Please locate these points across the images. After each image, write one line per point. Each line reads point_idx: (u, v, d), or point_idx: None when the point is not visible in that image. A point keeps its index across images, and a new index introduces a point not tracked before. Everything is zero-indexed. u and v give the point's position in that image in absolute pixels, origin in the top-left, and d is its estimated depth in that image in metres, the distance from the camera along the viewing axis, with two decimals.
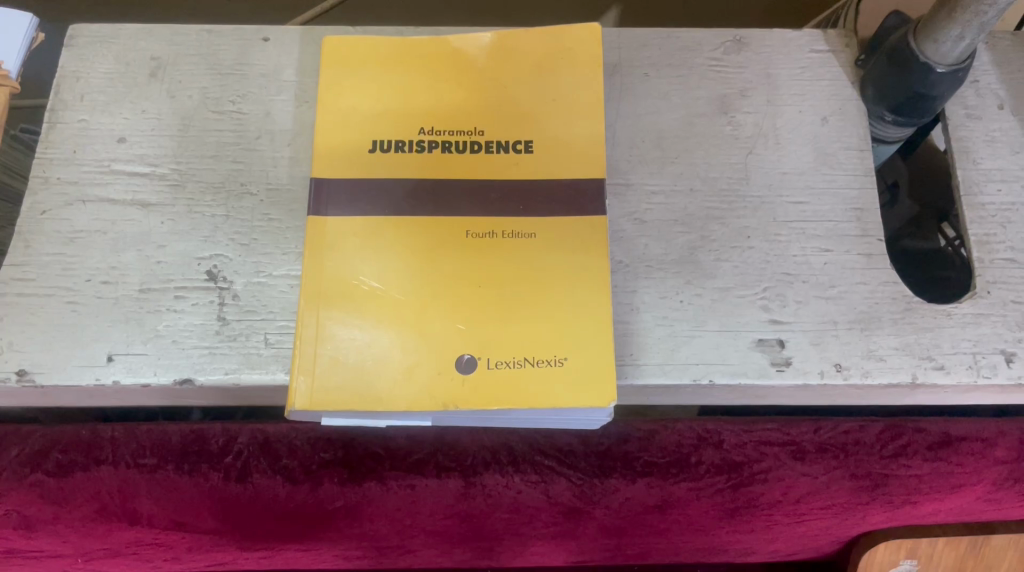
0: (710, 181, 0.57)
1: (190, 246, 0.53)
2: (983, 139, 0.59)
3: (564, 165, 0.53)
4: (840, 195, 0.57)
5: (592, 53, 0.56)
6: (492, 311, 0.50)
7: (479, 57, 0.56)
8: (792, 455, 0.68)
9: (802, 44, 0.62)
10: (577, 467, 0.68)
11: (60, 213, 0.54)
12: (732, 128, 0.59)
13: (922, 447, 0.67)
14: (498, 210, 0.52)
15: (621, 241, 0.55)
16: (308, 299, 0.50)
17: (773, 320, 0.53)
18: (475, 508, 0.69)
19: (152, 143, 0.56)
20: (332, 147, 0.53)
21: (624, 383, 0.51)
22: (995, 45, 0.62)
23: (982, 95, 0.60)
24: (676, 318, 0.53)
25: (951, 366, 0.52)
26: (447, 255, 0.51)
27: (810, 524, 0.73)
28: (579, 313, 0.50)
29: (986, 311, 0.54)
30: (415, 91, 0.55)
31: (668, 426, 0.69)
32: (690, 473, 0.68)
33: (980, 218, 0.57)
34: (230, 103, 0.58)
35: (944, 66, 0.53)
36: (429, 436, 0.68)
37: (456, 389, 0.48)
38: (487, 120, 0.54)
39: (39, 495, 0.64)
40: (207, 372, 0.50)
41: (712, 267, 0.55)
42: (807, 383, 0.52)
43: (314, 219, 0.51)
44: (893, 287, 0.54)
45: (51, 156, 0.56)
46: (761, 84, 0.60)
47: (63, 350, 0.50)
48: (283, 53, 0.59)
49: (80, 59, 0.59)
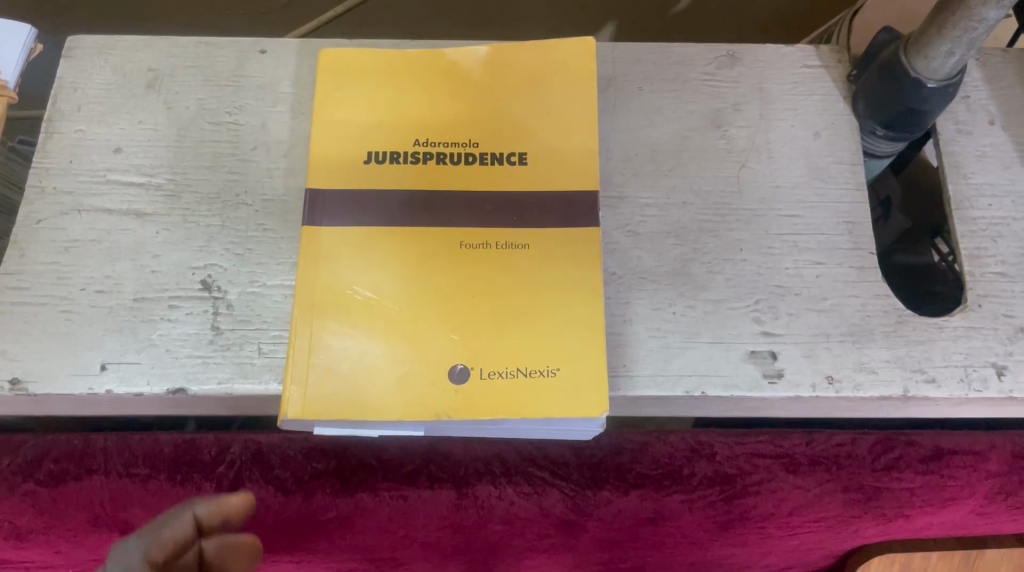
0: (703, 194, 0.58)
1: (185, 255, 0.54)
2: (975, 154, 0.59)
3: (557, 178, 0.53)
4: (832, 208, 0.57)
5: (587, 66, 0.56)
6: (485, 322, 0.50)
7: (475, 71, 0.56)
8: (785, 468, 0.68)
9: (794, 59, 0.62)
10: (570, 479, 0.68)
11: (56, 222, 0.54)
12: (725, 142, 0.59)
13: (914, 460, 0.67)
14: (491, 221, 0.53)
15: (615, 252, 0.56)
16: (302, 309, 0.50)
17: (765, 332, 0.53)
18: (468, 520, 0.68)
19: (147, 153, 0.57)
20: (327, 158, 0.54)
21: (615, 394, 0.52)
22: (986, 61, 0.63)
23: (973, 111, 0.61)
24: (669, 330, 0.53)
25: (943, 379, 0.52)
26: (442, 265, 0.51)
27: (802, 537, 0.73)
28: (570, 324, 0.50)
29: (977, 324, 0.54)
30: (410, 104, 0.55)
31: (661, 438, 0.69)
32: (682, 485, 0.67)
33: (971, 232, 0.57)
34: (227, 114, 0.58)
35: (934, 82, 0.54)
36: (421, 447, 0.68)
37: (449, 399, 0.48)
38: (482, 132, 0.55)
39: (31, 504, 0.64)
40: (200, 381, 0.50)
41: (705, 278, 0.55)
42: (800, 396, 0.52)
43: (309, 230, 0.52)
44: (886, 300, 0.54)
45: (47, 166, 0.56)
46: (754, 99, 0.61)
47: (56, 358, 0.51)
48: (279, 65, 0.60)
49: (77, 71, 0.60)
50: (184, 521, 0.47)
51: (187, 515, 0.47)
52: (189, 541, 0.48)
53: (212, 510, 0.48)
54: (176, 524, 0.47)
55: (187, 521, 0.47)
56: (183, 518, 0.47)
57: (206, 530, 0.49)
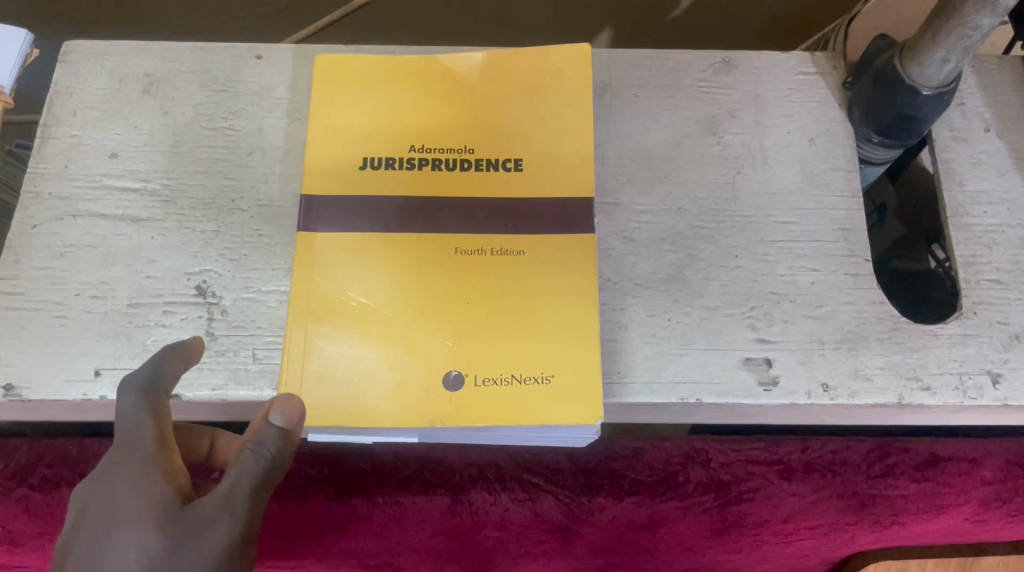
0: (698, 200, 0.58)
1: (180, 260, 0.54)
2: (970, 161, 0.60)
3: (552, 185, 0.53)
4: (827, 215, 0.57)
5: (583, 73, 0.56)
6: (479, 328, 0.50)
7: (471, 76, 0.56)
8: (780, 475, 0.67)
9: (790, 66, 0.63)
10: (564, 485, 0.67)
11: (51, 228, 0.54)
12: (720, 149, 0.59)
13: (909, 467, 0.67)
14: (487, 227, 0.53)
15: (610, 258, 0.56)
16: (297, 314, 0.50)
17: (760, 339, 0.53)
18: (463, 526, 0.68)
19: (142, 158, 0.57)
20: (322, 165, 0.54)
21: (610, 400, 0.52)
22: (982, 68, 0.63)
23: (969, 118, 0.61)
24: (663, 336, 0.53)
25: (937, 387, 0.52)
26: (437, 271, 0.51)
27: (797, 543, 0.73)
28: (565, 331, 0.50)
29: (972, 331, 0.54)
30: (406, 109, 0.55)
31: (656, 444, 0.69)
32: (677, 491, 0.67)
33: (966, 239, 0.57)
34: (222, 120, 0.58)
35: (929, 89, 0.54)
36: (416, 453, 0.68)
37: (443, 405, 0.48)
38: (477, 138, 0.55)
39: (25, 509, 0.64)
40: (194, 388, 0.50)
41: (700, 285, 0.55)
42: (794, 403, 0.52)
43: (305, 235, 0.52)
44: (880, 307, 0.54)
45: (42, 171, 0.56)
46: (750, 105, 0.61)
47: (50, 364, 0.50)
48: (275, 71, 0.60)
49: (73, 75, 0.60)
50: (177, 369, 0.45)
51: (180, 360, 0.45)
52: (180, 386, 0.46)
53: (191, 352, 0.46)
54: (171, 370, 0.44)
55: (181, 365, 0.45)
56: (176, 362, 0.45)
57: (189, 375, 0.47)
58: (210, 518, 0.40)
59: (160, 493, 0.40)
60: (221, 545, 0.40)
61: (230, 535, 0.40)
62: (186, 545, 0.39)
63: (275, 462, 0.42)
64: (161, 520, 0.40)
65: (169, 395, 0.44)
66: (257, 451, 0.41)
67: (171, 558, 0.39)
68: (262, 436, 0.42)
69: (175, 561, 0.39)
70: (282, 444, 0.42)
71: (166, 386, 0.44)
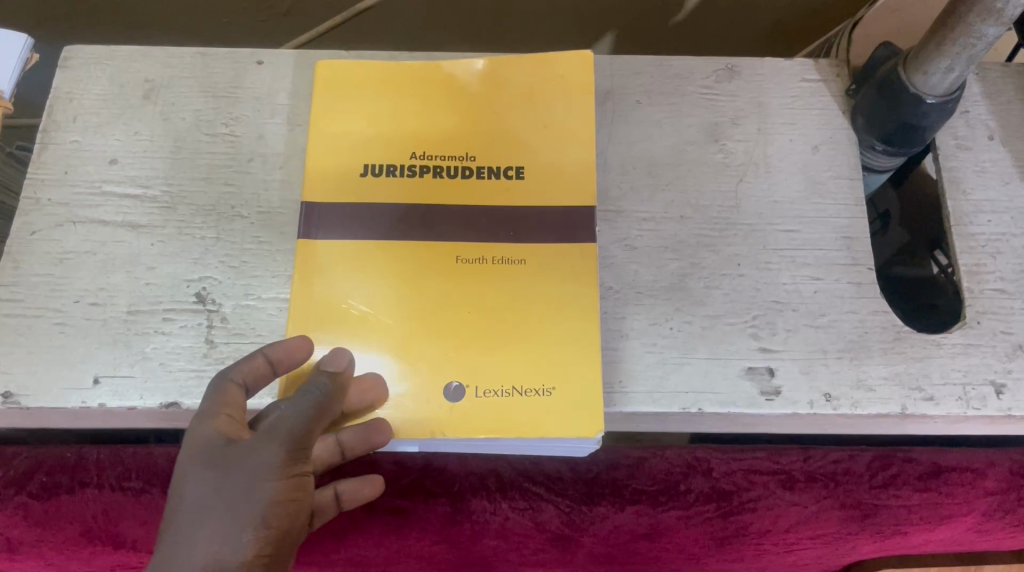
0: (701, 208, 0.57)
1: (180, 267, 0.53)
2: (974, 169, 0.59)
3: (556, 193, 0.53)
4: (830, 223, 0.57)
5: (586, 80, 0.56)
6: (481, 338, 0.50)
7: (473, 84, 0.56)
8: (782, 485, 0.67)
9: (794, 73, 0.62)
10: (564, 495, 0.67)
11: (51, 234, 0.54)
12: (723, 156, 0.59)
13: (912, 477, 0.67)
14: (490, 236, 0.52)
15: (611, 267, 0.55)
16: (297, 323, 0.50)
17: (763, 348, 0.53)
18: (464, 535, 0.69)
19: (143, 164, 0.57)
20: (323, 172, 0.53)
21: (612, 410, 0.51)
22: (986, 76, 0.63)
23: (973, 126, 0.61)
24: (665, 345, 0.53)
25: (941, 398, 0.52)
26: (440, 279, 0.51)
27: (799, 552, 0.73)
28: (566, 343, 0.49)
29: (975, 341, 0.53)
30: (408, 117, 0.55)
31: (658, 453, 0.69)
32: (679, 501, 0.67)
33: (970, 248, 0.57)
34: (223, 126, 0.58)
35: (934, 98, 0.53)
36: (416, 461, 0.67)
37: (444, 416, 0.48)
38: (479, 146, 0.55)
39: (24, 517, 0.64)
40: (194, 396, 0.50)
41: (702, 294, 0.55)
42: (796, 412, 0.52)
43: (305, 243, 0.51)
44: (883, 316, 0.54)
45: (42, 177, 0.56)
46: (753, 113, 0.61)
47: (49, 372, 0.50)
48: (276, 77, 0.60)
49: (73, 81, 0.59)
50: (255, 362, 0.45)
51: (259, 357, 0.45)
52: (266, 379, 0.47)
53: (278, 351, 0.46)
54: (247, 361, 0.45)
55: (259, 361, 0.45)
56: (253, 357, 0.45)
57: (281, 372, 0.47)
58: (256, 448, 0.42)
59: (213, 442, 0.43)
60: (264, 472, 0.42)
61: (271, 461, 0.42)
62: (233, 474, 0.42)
63: (325, 401, 0.44)
64: (211, 460, 0.42)
65: (238, 381, 0.45)
66: (306, 389, 0.44)
67: (220, 488, 0.42)
68: (316, 382, 0.44)
69: (224, 490, 0.42)
70: (332, 387, 0.44)
71: (233, 372, 0.45)
